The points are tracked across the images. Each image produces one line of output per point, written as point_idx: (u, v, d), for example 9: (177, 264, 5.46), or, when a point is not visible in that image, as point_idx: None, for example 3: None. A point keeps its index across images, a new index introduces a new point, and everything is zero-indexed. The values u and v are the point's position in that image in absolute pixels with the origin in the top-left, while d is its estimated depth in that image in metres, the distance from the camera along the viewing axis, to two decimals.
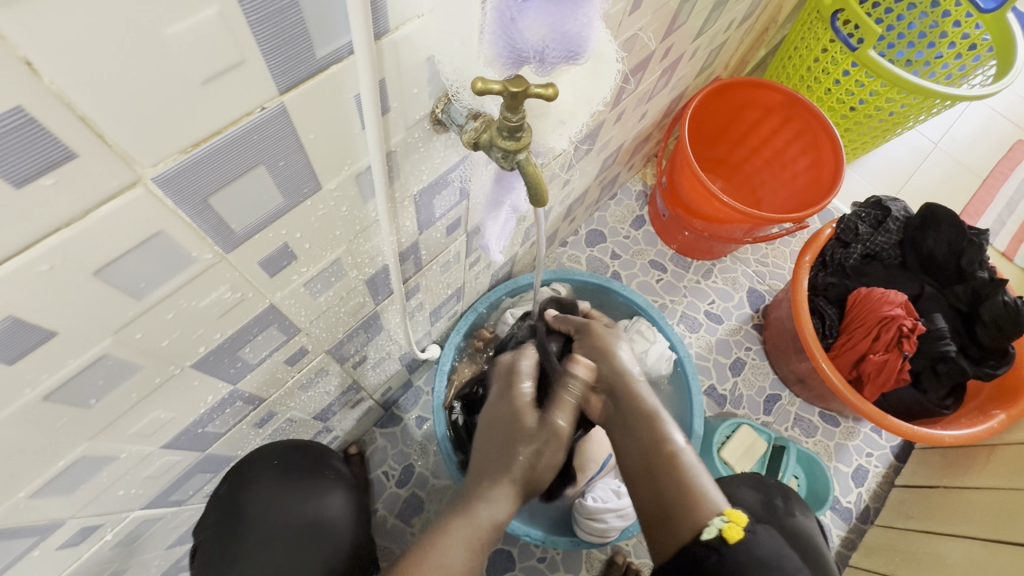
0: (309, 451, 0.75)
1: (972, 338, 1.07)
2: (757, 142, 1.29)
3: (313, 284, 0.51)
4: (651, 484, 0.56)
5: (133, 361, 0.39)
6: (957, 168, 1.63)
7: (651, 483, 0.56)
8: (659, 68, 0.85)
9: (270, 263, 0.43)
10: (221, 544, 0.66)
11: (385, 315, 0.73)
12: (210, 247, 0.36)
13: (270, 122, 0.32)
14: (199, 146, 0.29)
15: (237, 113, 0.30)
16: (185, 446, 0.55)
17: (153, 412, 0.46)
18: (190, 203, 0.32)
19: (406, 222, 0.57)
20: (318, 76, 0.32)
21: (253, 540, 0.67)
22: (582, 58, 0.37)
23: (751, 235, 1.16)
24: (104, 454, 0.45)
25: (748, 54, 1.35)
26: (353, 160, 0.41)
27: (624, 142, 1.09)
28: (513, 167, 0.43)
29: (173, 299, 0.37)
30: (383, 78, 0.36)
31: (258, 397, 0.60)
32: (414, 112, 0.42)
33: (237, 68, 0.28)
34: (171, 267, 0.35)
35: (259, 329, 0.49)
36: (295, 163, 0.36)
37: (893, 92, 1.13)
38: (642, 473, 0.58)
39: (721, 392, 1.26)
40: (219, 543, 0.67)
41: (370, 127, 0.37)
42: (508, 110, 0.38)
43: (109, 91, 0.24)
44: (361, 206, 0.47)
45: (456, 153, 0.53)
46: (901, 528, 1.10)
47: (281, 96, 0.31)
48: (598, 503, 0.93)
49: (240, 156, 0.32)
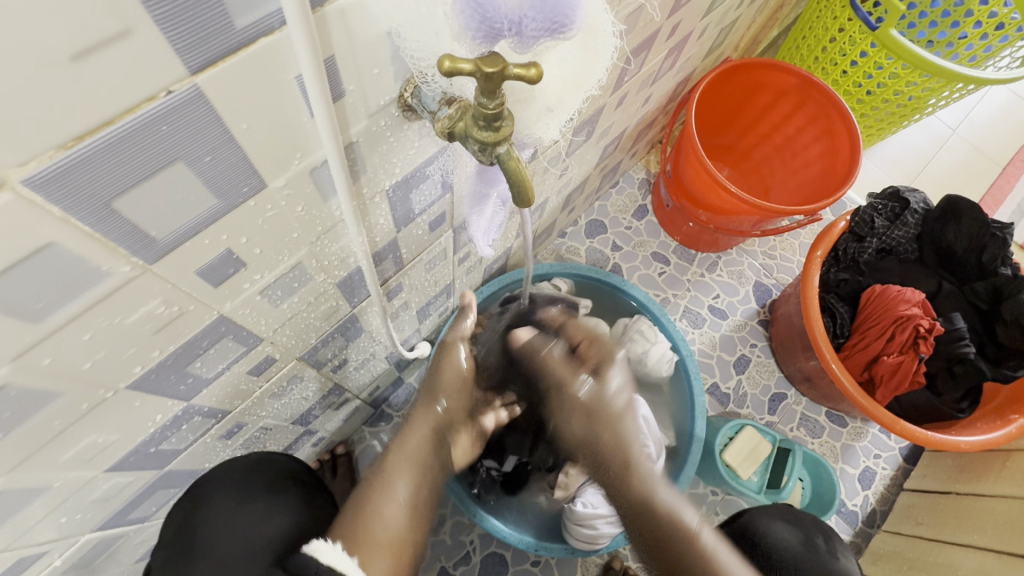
0: (279, 466, 0.71)
1: (991, 337, 1.01)
2: (767, 128, 1.22)
3: (271, 291, 0.45)
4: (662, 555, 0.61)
5: (47, 389, 0.34)
6: (975, 155, 1.55)
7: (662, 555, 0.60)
8: (665, 48, 0.78)
9: (212, 272, 0.37)
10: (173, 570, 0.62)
11: (364, 317, 0.67)
12: (127, 257, 0.30)
13: (183, 109, 0.26)
14: (86, 140, 0.24)
15: (132, 100, 0.24)
16: (136, 466, 0.50)
17: (88, 436, 0.41)
18: (87, 208, 0.26)
19: (380, 219, 0.51)
20: (241, 52, 0.26)
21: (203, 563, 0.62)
22: (570, 31, 0.31)
23: (760, 227, 1.09)
24: (31, 486, 0.40)
25: (760, 33, 1.27)
26: (305, 153, 0.35)
27: (626, 128, 1.02)
28: (493, 161, 0.37)
29: (87, 318, 0.32)
30: (330, 56, 0.30)
31: (220, 409, 0.55)
32: (377, 97, 0.36)
33: (121, 41, 0.22)
34: (78, 283, 0.29)
35: (210, 342, 0.44)
36: (228, 157, 0.30)
37: (915, 74, 1.05)
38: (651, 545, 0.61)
39: (724, 391, 1.21)
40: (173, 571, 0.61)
41: (320, 114, 0.31)
42: (484, 95, 0.32)
43: None
44: (321, 205, 0.41)
45: (435, 143, 0.47)
46: (910, 535, 1.05)
47: (193, 77, 0.25)
48: (588, 509, 0.89)
49: (149, 150, 0.26)
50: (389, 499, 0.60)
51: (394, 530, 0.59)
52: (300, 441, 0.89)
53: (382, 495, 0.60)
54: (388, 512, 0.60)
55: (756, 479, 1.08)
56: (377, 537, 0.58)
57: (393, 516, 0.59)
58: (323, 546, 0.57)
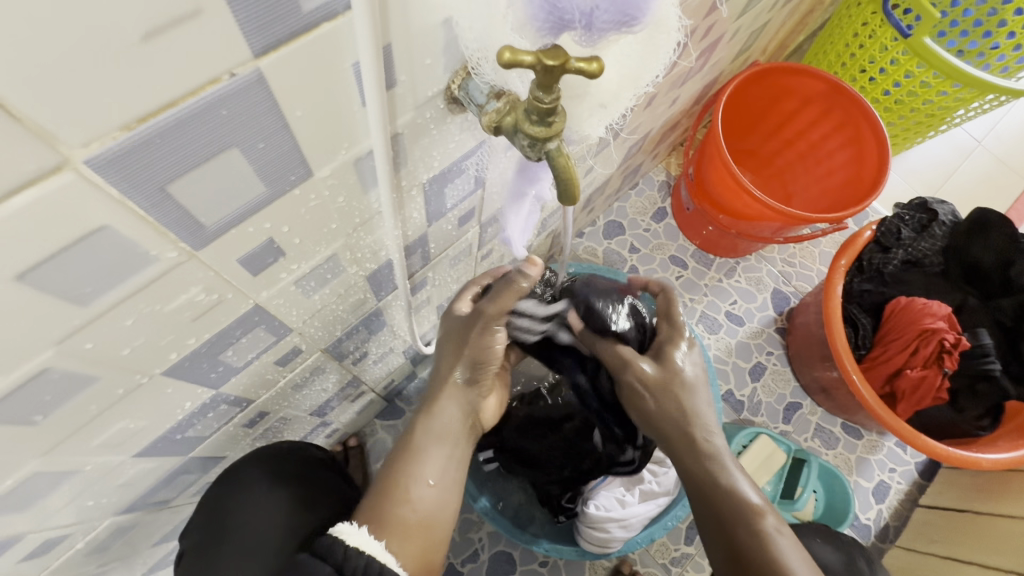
0: (303, 455, 0.73)
1: (1015, 356, 0.99)
2: (792, 133, 1.20)
3: (305, 282, 0.45)
4: None
5: (85, 374, 0.33)
6: (999, 167, 1.52)
7: None
8: (698, 48, 0.77)
9: (253, 260, 0.37)
10: (203, 554, 0.64)
11: (388, 311, 0.67)
12: (175, 243, 0.30)
13: (242, 93, 0.25)
14: (147, 122, 0.23)
15: (196, 82, 0.23)
16: (163, 452, 0.50)
17: (119, 422, 0.41)
18: (142, 191, 0.26)
19: (413, 213, 0.51)
20: (304, 36, 0.25)
21: (234, 546, 0.64)
22: (637, 26, 0.30)
23: (782, 234, 1.08)
24: (62, 470, 0.40)
25: (788, 36, 1.25)
26: (352, 143, 0.34)
27: (651, 129, 1.01)
28: (541, 157, 0.36)
29: (130, 303, 0.31)
30: (388, 44, 0.30)
31: (245, 399, 0.55)
32: (425, 88, 0.35)
33: (191, 21, 0.21)
34: (126, 267, 0.29)
35: (243, 331, 0.43)
36: (280, 145, 0.30)
37: (947, 84, 1.03)
38: None
39: (739, 398, 1.20)
40: (206, 550, 0.64)
41: (374, 102, 0.30)
42: (541, 88, 0.31)
43: (17, 51, 0.18)
44: (361, 196, 0.40)
45: (473, 138, 0.47)
46: (924, 552, 1.04)
47: (256, 60, 0.24)
48: (601, 512, 0.87)
49: (207, 134, 0.26)
50: (419, 475, 0.57)
51: (426, 509, 0.56)
52: (315, 433, 0.89)
53: (405, 471, 0.57)
54: (417, 493, 0.56)
55: (770, 488, 1.06)
56: (406, 520, 0.54)
57: (423, 496, 0.56)
58: (347, 530, 0.51)
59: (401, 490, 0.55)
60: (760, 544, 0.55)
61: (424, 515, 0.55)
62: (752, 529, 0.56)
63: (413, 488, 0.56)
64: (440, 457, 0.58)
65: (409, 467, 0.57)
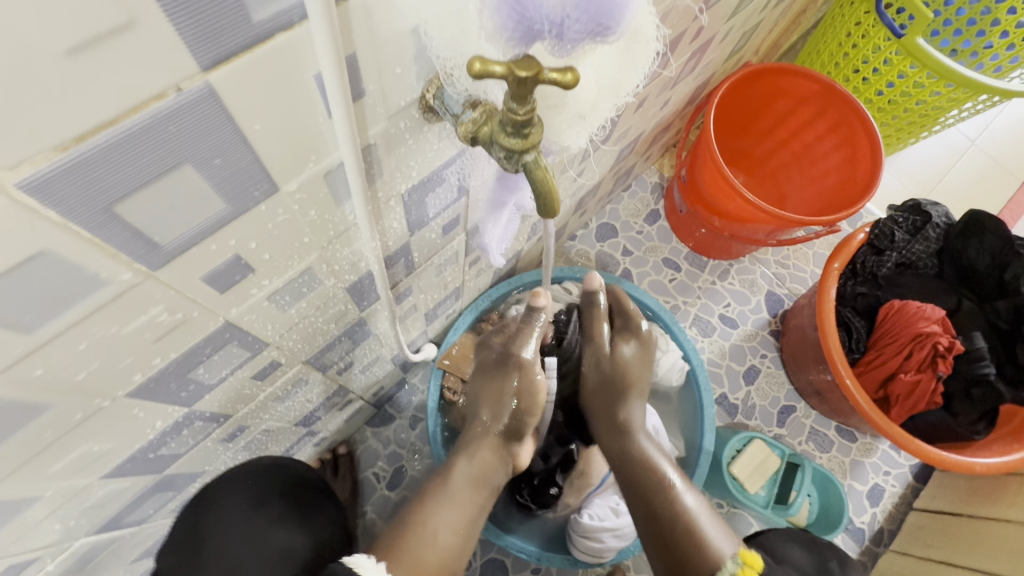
0: (291, 472, 0.72)
1: (1011, 358, 0.97)
2: (786, 134, 1.19)
3: (279, 297, 0.43)
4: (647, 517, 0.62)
5: (41, 401, 0.32)
6: (993, 167, 1.52)
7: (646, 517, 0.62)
8: (688, 50, 0.75)
9: (218, 278, 0.35)
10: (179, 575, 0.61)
11: (372, 320, 0.65)
12: (129, 265, 0.28)
13: (191, 109, 0.24)
14: (85, 141, 0.22)
15: (136, 98, 0.22)
16: (134, 472, 0.49)
17: (84, 444, 0.39)
18: (86, 212, 0.24)
19: (393, 223, 0.49)
20: (258, 47, 0.24)
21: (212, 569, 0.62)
22: (613, 35, 0.29)
23: (775, 237, 1.07)
24: (24, 495, 0.39)
25: (781, 37, 1.24)
26: (321, 156, 0.33)
27: (642, 132, 1.00)
28: (518, 169, 0.35)
29: (84, 326, 0.30)
30: (352, 53, 0.28)
31: (223, 414, 0.53)
32: (397, 98, 0.34)
33: (125, 35, 0.20)
34: (75, 292, 0.27)
35: (213, 349, 0.42)
36: (239, 160, 0.28)
37: (940, 84, 1.02)
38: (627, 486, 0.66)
39: (732, 402, 1.19)
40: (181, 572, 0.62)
41: (339, 114, 0.29)
42: (514, 99, 0.30)
43: None
44: (334, 209, 0.39)
45: (453, 146, 0.45)
46: (917, 556, 1.03)
47: (204, 74, 0.23)
48: (594, 521, 0.87)
49: (154, 152, 0.24)
50: (443, 519, 0.56)
51: (446, 554, 0.55)
52: (301, 443, 0.87)
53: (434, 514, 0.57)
54: (441, 534, 0.55)
55: (764, 492, 1.05)
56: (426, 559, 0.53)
57: (447, 542, 0.55)
58: (364, 562, 0.51)
59: (427, 528, 0.55)
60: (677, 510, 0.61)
61: (442, 558, 0.54)
62: (671, 500, 0.61)
63: (437, 529, 0.56)
64: (461, 512, 0.58)
65: (437, 510, 0.57)
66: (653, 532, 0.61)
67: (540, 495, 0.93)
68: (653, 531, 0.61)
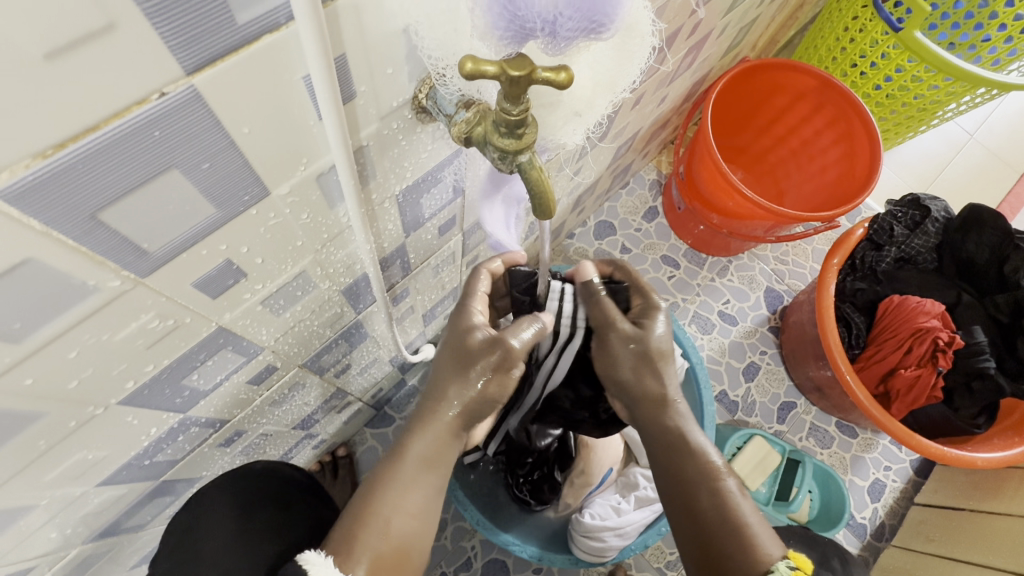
0: (280, 478, 0.71)
1: (1010, 352, 0.97)
2: (784, 130, 1.18)
3: (273, 300, 0.43)
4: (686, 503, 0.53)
5: (31, 411, 0.32)
6: (991, 160, 1.51)
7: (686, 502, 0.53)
8: (685, 46, 0.75)
9: (210, 283, 0.35)
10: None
11: (369, 322, 0.65)
12: (117, 272, 0.28)
13: (177, 113, 0.23)
14: (67, 148, 0.21)
15: (120, 103, 0.21)
16: (130, 479, 0.49)
17: (77, 453, 0.39)
18: (69, 220, 0.24)
19: (388, 224, 0.49)
20: (244, 49, 0.23)
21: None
22: (607, 31, 0.28)
23: (774, 233, 1.06)
24: (19, 504, 0.39)
25: (778, 32, 1.23)
26: (312, 159, 0.32)
27: (640, 129, 0.99)
28: (513, 170, 0.34)
29: (73, 334, 0.29)
30: (342, 54, 0.28)
31: (219, 419, 0.53)
32: (389, 98, 0.34)
33: (105, 37, 0.19)
34: (61, 301, 0.27)
35: (207, 354, 0.41)
36: (228, 164, 0.28)
37: (938, 78, 1.01)
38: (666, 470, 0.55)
39: (733, 399, 1.18)
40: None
41: (330, 115, 0.28)
42: (508, 100, 0.29)
43: None
44: (327, 212, 0.38)
45: (448, 146, 0.45)
46: (919, 551, 1.03)
47: (189, 77, 0.22)
48: (596, 520, 0.87)
49: (139, 158, 0.24)
50: (400, 504, 0.51)
51: (403, 540, 0.50)
52: (300, 445, 0.87)
53: (386, 500, 0.50)
54: (396, 522, 0.50)
55: (765, 490, 1.06)
56: (381, 549, 0.49)
57: (402, 530, 0.50)
58: (315, 559, 0.48)
59: (380, 520, 0.50)
60: (722, 505, 0.52)
61: (400, 546, 0.50)
62: (715, 489, 0.53)
63: (390, 518, 0.50)
64: (419, 495, 0.52)
65: (390, 495, 0.51)
66: (686, 523, 0.54)
67: (539, 491, 0.93)
68: (688, 522, 0.53)
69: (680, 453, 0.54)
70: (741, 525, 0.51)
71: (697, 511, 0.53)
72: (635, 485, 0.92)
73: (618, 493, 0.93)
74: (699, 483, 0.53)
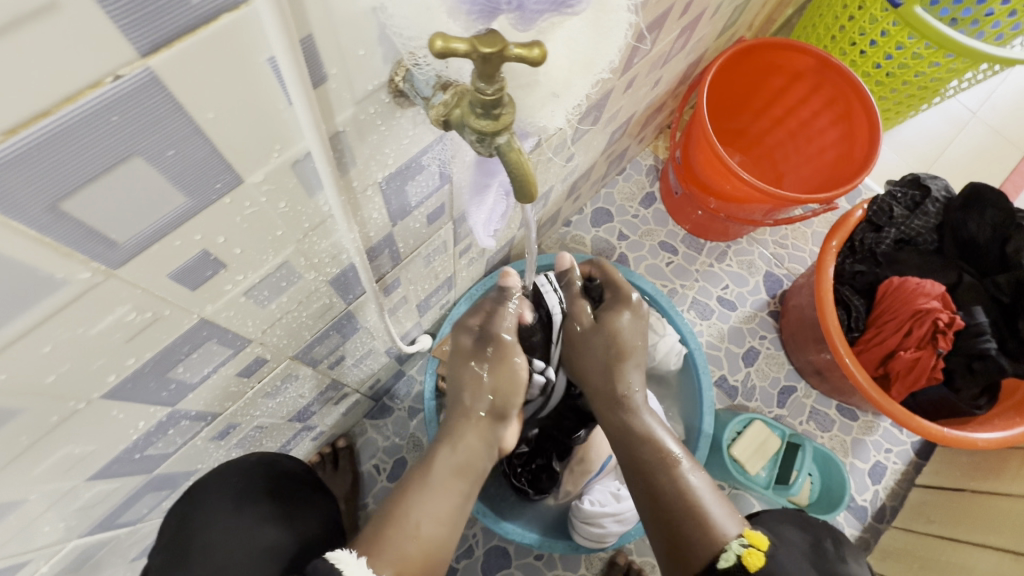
0: (279, 470, 0.71)
1: (1013, 333, 0.95)
2: (782, 112, 1.17)
3: (257, 292, 0.42)
4: (647, 488, 0.62)
5: (10, 406, 0.31)
6: (994, 139, 1.49)
7: (646, 487, 0.62)
8: (677, 26, 0.73)
9: (187, 275, 0.34)
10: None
11: (361, 314, 0.64)
12: (86, 264, 0.28)
13: (134, 97, 0.23)
14: (19, 135, 0.20)
15: (71, 87, 0.21)
16: (122, 473, 0.49)
17: (64, 447, 0.39)
18: (28, 211, 0.23)
19: (373, 213, 0.48)
20: (202, 29, 0.22)
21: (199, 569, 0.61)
22: (577, 3, 0.28)
23: (772, 216, 1.05)
24: (7, 499, 0.39)
25: (775, 11, 1.21)
26: (285, 145, 0.32)
27: (634, 113, 0.97)
28: (492, 153, 0.34)
29: (47, 328, 0.29)
30: (308, 35, 0.27)
31: (210, 413, 0.53)
32: (364, 82, 0.33)
33: (49, 16, 0.18)
34: (30, 294, 0.26)
35: (192, 347, 0.41)
36: (195, 152, 0.27)
37: (939, 55, 0.99)
38: (632, 467, 0.64)
39: (732, 384, 1.18)
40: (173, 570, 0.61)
41: (299, 99, 0.27)
42: (482, 78, 0.29)
43: None
44: (306, 200, 0.38)
45: (430, 131, 0.44)
46: (920, 532, 1.03)
47: (144, 59, 0.22)
48: (595, 507, 0.87)
49: (98, 143, 0.23)
50: (429, 510, 0.55)
51: (430, 546, 0.54)
52: (298, 437, 0.87)
53: (417, 505, 0.55)
54: (425, 526, 0.54)
55: (765, 474, 1.05)
56: (409, 553, 0.52)
57: (432, 534, 0.54)
58: (346, 559, 0.50)
59: (411, 524, 0.53)
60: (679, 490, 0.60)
61: (427, 548, 0.53)
62: (671, 477, 0.61)
63: (421, 522, 0.54)
64: (446, 503, 0.56)
65: (421, 500, 0.55)
66: (652, 508, 0.61)
67: (536, 480, 0.94)
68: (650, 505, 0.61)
69: (644, 449, 0.63)
70: (701, 510, 0.59)
71: (658, 500, 0.61)
72: None
73: (617, 480, 0.92)
74: (659, 475, 0.61)
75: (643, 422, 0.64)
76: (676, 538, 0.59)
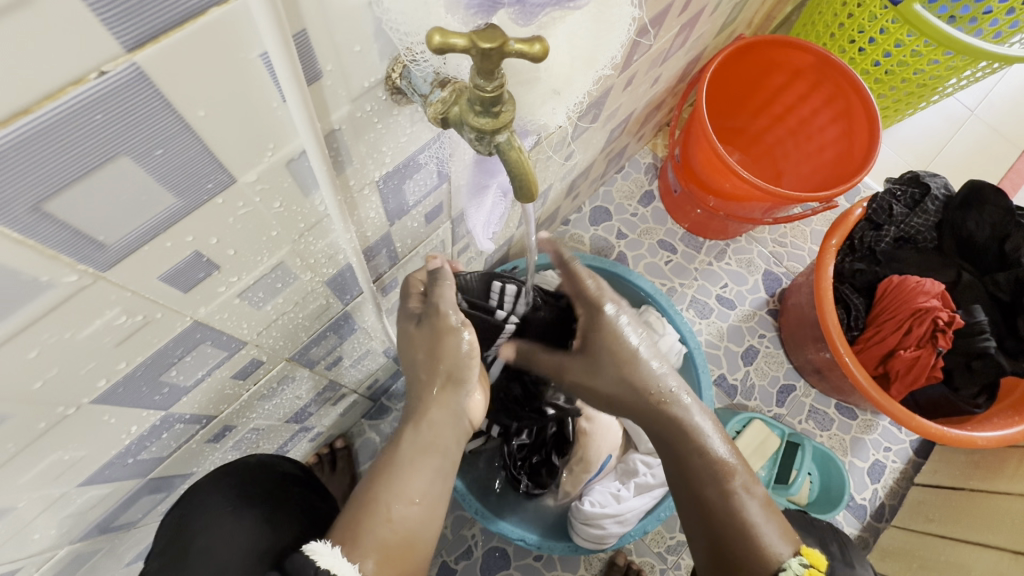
0: (277, 474, 0.70)
1: (1011, 331, 0.96)
2: (781, 110, 1.16)
3: (252, 293, 0.42)
4: (694, 496, 0.55)
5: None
6: (993, 137, 1.49)
7: (693, 495, 0.55)
8: (677, 23, 0.72)
9: (179, 277, 0.33)
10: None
11: (357, 314, 0.63)
12: (72, 266, 0.27)
13: (119, 93, 0.22)
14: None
15: (53, 83, 0.20)
16: (115, 477, 0.48)
17: (54, 453, 0.38)
18: (11, 212, 0.22)
19: (370, 212, 0.47)
20: (191, 23, 0.21)
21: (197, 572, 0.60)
22: None
23: (771, 215, 1.04)
24: None
25: (774, 9, 1.20)
26: (279, 144, 0.31)
27: (632, 111, 0.97)
28: (492, 151, 0.33)
29: (32, 332, 0.28)
30: (302, 30, 0.26)
31: (205, 415, 0.52)
32: (360, 78, 0.32)
33: (27, 8, 0.18)
34: (14, 298, 0.26)
35: (185, 350, 0.40)
36: (185, 149, 0.27)
37: (939, 52, 0.98)
38: (677, 474, 0.56)
39: (731, 383, 1.17)
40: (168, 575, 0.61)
41: (293, 96, 0.27)
42: (481, 75, 0.28)
43: None
44: (301, 200, 0.37)
45: (428, 129, 0.43)
46: (920, 531, 1.03)
47: (130, 55, 0.21)
48: (595, 508, 0.86)
49: (83, 142, 0.22)
50: (401, 492, 0.50)
51: (408, 528, 0.50)
52: (295, 439, 0.86)
53: (387, 488, 0.51)
54: (399, 511, 0.50)
55: (764, 473, 1.05)
56: (384, 540, 0.49)
57: (405, 517, 0.50)
58: (323, 550, 0.48)
59: (381, 509, 0.50)
60: (730, 506, 0.53)
61: (404, 534, 0.50)
62: (723, 489, 0.53)
63: (392, 506, 0.50)
64: (421, 481, 0.52)
65: (391, 483, 0.51)
66: (698, 518, 0.55)
67: (536, 475, 0.94)
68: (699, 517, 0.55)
69: (691, 457, 0.55)
70: (753, 526, 0.52)
71: (706, 511, 0.54)
72: (634, 471, 0.91)
73: (617, 480, 0.92)
74: (710, 486, 0.54)
75: (695, 428, 0.55)
76: (727, 553, 0.53)
